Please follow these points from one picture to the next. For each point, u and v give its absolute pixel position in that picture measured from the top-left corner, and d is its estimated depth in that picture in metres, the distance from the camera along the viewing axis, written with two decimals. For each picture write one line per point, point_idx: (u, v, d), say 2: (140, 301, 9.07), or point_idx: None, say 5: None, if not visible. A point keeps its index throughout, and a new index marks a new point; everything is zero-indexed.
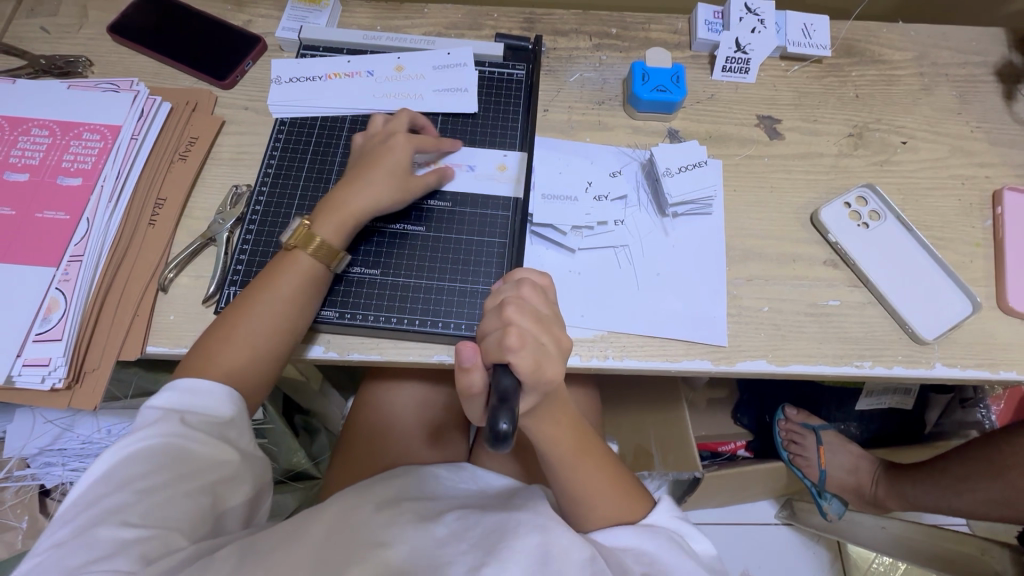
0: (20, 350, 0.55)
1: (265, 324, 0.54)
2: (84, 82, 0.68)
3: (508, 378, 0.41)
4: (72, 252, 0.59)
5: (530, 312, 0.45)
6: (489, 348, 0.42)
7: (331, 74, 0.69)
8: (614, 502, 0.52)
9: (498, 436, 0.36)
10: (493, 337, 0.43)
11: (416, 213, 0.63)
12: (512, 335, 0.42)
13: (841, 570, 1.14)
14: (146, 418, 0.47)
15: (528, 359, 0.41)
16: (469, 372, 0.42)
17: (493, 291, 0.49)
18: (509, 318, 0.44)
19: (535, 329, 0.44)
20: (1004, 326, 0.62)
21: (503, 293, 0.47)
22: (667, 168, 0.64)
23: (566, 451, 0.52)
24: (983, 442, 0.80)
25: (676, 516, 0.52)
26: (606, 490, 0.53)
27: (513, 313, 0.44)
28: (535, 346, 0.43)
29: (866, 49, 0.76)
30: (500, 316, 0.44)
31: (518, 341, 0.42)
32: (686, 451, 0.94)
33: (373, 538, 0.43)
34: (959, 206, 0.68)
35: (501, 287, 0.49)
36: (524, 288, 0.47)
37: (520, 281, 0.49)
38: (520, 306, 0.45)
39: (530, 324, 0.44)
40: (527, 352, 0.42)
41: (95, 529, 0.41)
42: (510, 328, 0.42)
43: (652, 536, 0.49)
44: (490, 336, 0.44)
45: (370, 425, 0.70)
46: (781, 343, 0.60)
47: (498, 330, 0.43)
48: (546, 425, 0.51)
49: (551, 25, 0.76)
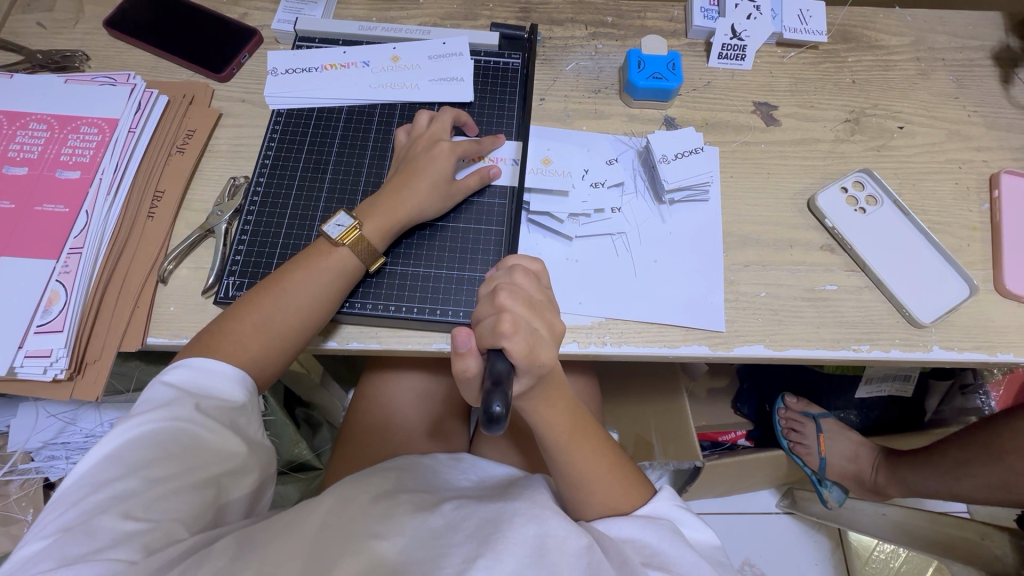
0: (22, 341, 0.55)
1: (291, 317, 0.54)
2: (81, 76, 0.68)
3: (502, 362, 0.41)
4: (72, 244, 0.59)
5: (522, 298, 0.45)
6: (484, 332, 0.42)
7: (327, 65, 0.69)
8: (612, 491, 0.53)
9: (492, 418, 0.37)
10: (486, 321, 0.43)
11: (451, 213, 0.63)
12: (505, 320, 0.42)
13: (842, 558, 1.15)
14: (156, 401, 0.47)
15: (521, 344, 0.42)
16: (464, 358, 0.42)
17: (486, 278, 0.49)
18: (502, 303, 0.44)
19: (526, 313, 0.44)
20: (1002, 309, 0.62)
21: (498, 279, 0.48)
22: (663, 155, 0.64)
23: (563, 437, 0.52)
24: (983, 426, 0.80)
25: (677, 506, 0.52)
26: (605, 475, 0.53)
27: (505, 299, 0.44)
28: (529, 332, 0.43)
29: (863, 34, 0.76)
30: (493, 301, 0.45)
31: (512, 326, 0.42)
32: (687, 444, 0.94)
33: (369, 528, 0.44)
34: (956, 189, 0.68)
35: (494, 273, 0.49)
36: (517, 275, 0.47)
37: (513, 268, 0.49)
38: (513, 292, 0.45)
39: (522, 308, 0.44)
40: (520, 337, 0.42)
41: (101, 517, 0.41)
42: (503, 313, 0.42)
43: (654, 528, 0.49)
44: (483, 321, 0.44)
45: (370, 417, 0.70)
46: (778, 328, 0.60)
47: (492, 316, 0.43)
48: (543, 412, 0.51)
49: (547, 14, 0.76)
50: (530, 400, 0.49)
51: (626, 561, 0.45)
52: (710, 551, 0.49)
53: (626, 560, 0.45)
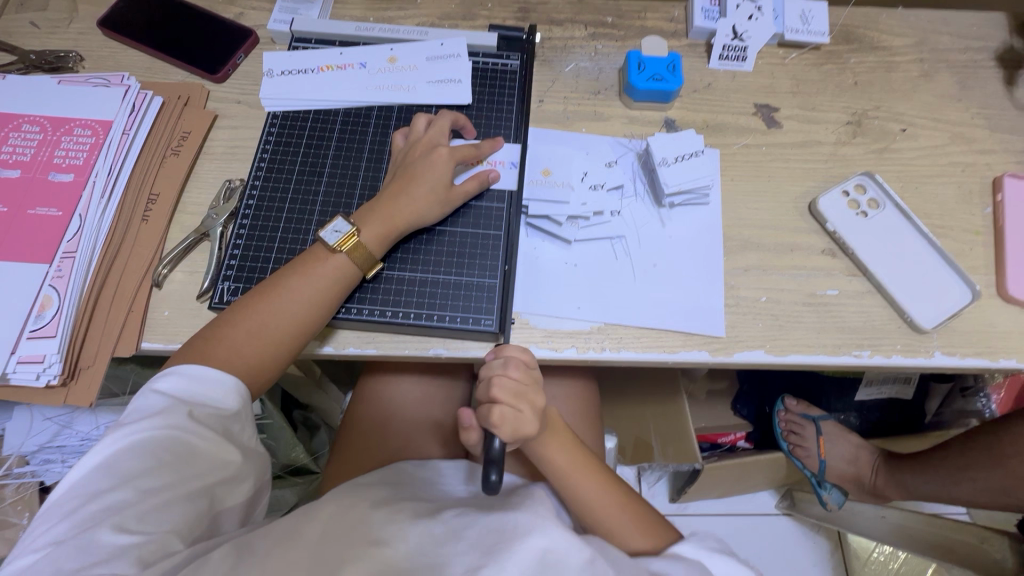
0: (14, 347, 0.55)
1: (286, 323, 0.53)
2: (75, 77, 0.67)
3: (496, 440, 0.47)
4: (65, 248, 0.59)
5: (513, 389, 0.48)
6: (479, 417, 0.48)
7: (323, 66, 0.69)
8: (619, 521, 0.52)
9: (489, 486, 0.45)
10: (480, 411, 0.48)
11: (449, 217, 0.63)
12: (495, 412, 0.47)
13: (842, 559, 1.15)
14: (148, 409, 0.46)
15: (508, 429, 0.47)
16: (467, 432, 0.49)
17: (483, 361, 0.51)
18: (493, 395, 0.48)
19: (515, 403, 0.48)
20: (1004, 314, 0.61)
21: (492, 369, 0.49)
22: (663, 158, 0.63)
23: (564, 468, 0.54)
24: (984, 430, 0.80)
25: (689, 539, 0.52)
26: (620, 517, 0.53)
27: (497, 391, 0.48)
28: (516, 420, 0.48)
29: (866, 35, 0.75)
30: (487, 390, 0.49)
31: (500, 417, 0.47)
32: (686, 445, 0.95)
33: (370, 536, 0.43)
34: (959, 193, 0.67)
35: (490, 359, 0.51)
36: (511, 367, 0.49)
37: (508, 358, 0.50)
38: (504, 386, 0.48)
39: (512, 401, 0.48)
40: (507, 425, 0.47)
41: (95, 530, 0.41)
42: (494, 404, 0.47)
43: (671, 560, 0.47)
44: (478, 404, 0.49)
45: (368, 421, 0.70)
46: (779, 333, 0.60)
47: (485, 403, 0.48)
48: (540, 446, 0.54)
49: (546, 15, 0.75)
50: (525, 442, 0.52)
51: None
52: None
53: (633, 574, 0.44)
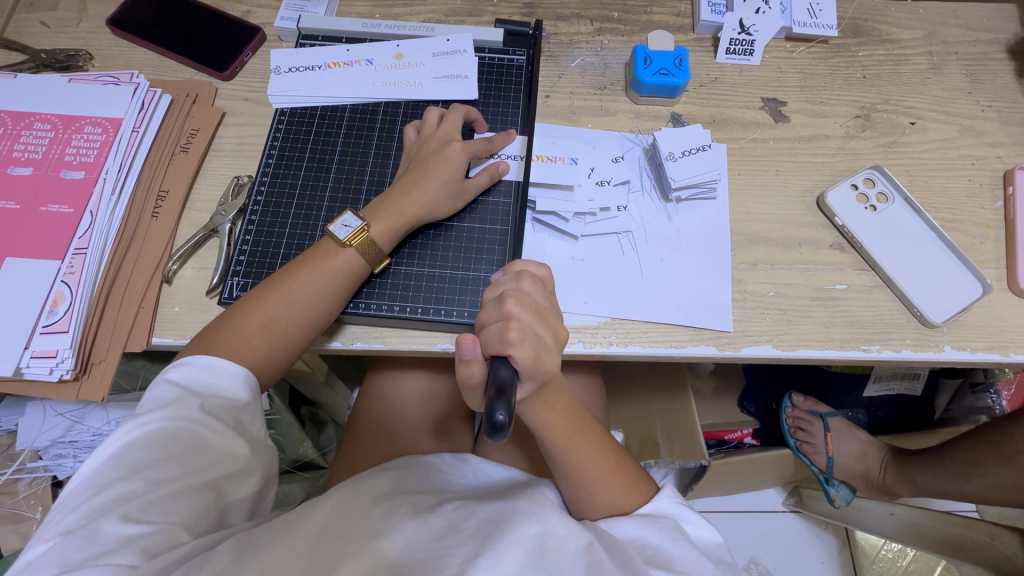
0: (27, 343, 0.56)
1: (294, 313, 0.54)
2: (85, 75, 0.68)
3: (506, 368, 0.41)
4: (77, 244, 0.59)
5: (529, 305, 0.44)
6: (489, 339, 0.42)
7: (331, 62, 0.69)
8: (613, 489, 0.52)
9: (496, 427, 0.37)
10: (494, 328, 0.42)
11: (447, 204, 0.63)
12: (513, 328, 0.42)
13: (850, 557, 1.14)
14: (159, 401, 0.47)
15: (528, 351, 0.42)
16: (469, 364, 0.42)
17: (492, 281, 0.48)
18: (509, 310, 0.43)
19: (533, 319, 0.44)
20: (1015, 308, 0.61)
21: (503, 285, 0.47)
22: (670, 152, 0.63)
23: (566, 438, 0.52)
24: (998, 425, 0.78)
25: (679, 504, 0.52)
26: (609, 478, 0.53)
27: (511, 306, 0.44)
28: (535, 339, 0.43)
29: (873, 28, 0.75)
30: (499, 307, 0.44)
31: (519, 335, 0.41)
32: (693, 441, 0.93)
33: (369, 530, 0.43)
34: (970, 186, 0.66)
35: (500, 278, 0.48)
36: (524, 281, 0.47)
37: (520, 272, 0.48)
38: (520, 298, 0.44)
39: (528, 316, 0.44)
40: (527, 345, 0.42)
41: (101, 519, 0.41)
42: (510, 321, 0.42)
43: (655, 527, 0.48)
44: (489, 327, 0.43)
45: (375, 417, 0.70)
46: (787, 328, 0.60)
47: (498, 322, 0.43)
48: (546, 415, 0.51)
49: (552, 10, 0.75)
50: (533, 405, 0.49)
51: (632, 561, 0.43)
52: (712, 549, 0.49)
53: (631, 560, 0.44)
